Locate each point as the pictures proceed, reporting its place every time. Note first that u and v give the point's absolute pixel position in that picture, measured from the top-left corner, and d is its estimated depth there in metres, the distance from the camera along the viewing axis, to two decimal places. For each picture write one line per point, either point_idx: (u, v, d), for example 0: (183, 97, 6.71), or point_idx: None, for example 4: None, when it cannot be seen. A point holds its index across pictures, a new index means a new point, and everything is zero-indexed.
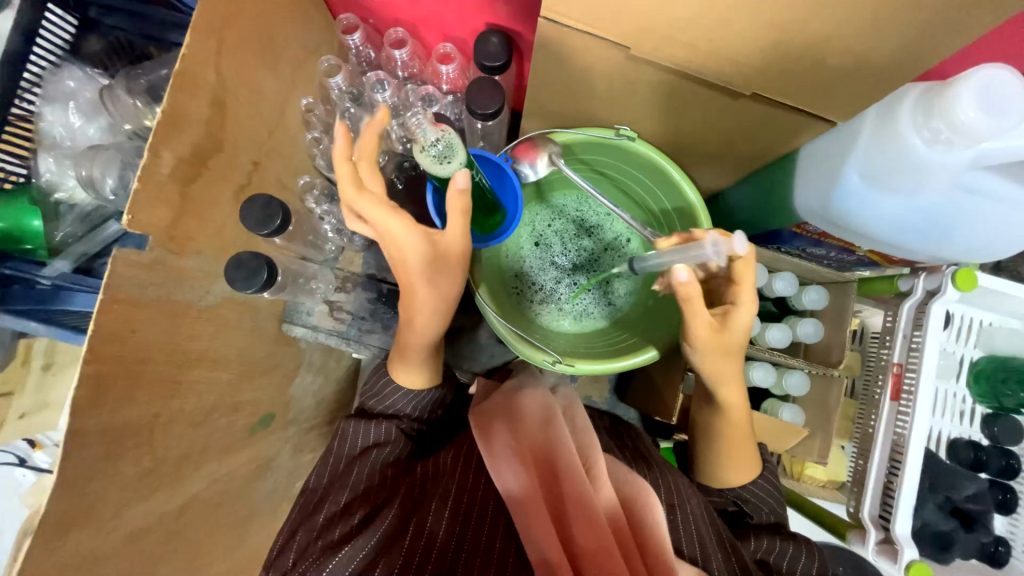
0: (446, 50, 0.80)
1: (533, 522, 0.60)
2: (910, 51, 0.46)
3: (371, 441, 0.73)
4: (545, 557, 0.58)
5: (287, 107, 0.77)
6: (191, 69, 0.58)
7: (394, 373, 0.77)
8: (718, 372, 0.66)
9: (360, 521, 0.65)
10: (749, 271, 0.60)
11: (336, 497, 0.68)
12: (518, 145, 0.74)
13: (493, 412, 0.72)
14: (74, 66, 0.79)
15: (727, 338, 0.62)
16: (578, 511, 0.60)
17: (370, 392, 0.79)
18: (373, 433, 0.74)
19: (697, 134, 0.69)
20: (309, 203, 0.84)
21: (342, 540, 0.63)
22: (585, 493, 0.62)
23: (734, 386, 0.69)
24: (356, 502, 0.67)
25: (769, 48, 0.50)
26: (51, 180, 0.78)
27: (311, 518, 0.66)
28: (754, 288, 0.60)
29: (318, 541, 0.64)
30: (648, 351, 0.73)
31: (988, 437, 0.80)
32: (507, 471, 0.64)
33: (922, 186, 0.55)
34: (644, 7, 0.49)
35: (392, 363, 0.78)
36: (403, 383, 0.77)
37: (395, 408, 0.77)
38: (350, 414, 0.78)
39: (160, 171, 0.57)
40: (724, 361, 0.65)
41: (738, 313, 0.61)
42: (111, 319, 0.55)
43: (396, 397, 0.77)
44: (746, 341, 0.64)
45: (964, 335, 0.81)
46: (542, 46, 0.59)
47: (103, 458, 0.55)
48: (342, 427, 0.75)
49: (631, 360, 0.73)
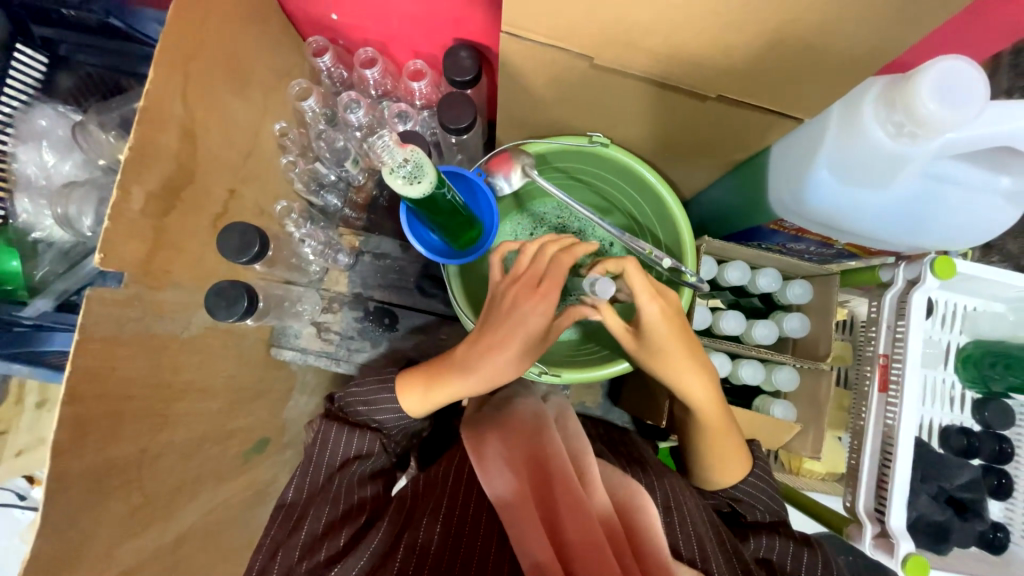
0: (416, 67, 0.81)
1: (523, 526, 0.60)
2: (868, 46, 0.46)
3: (351, 452, 0.70)
4: (537, 561, 0.57)
5: (260, 132, 0.77)
6: (157, 102, 0.58)
7: (398, 388, 0.71)
8: (675, 370, 0.66)
9: (346, 542, 0.64)
10: (636, 275, 0.62)
11: (320, 510, 0.66)
12: (492, 158, 0.74)
13: (484, 422, 0.72)
14: (47, 105, 0.80)
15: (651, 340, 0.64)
16: (571, 515, 0.60)
17: (359, 396, 0.72)
18: (356, 444, 0.71)
19: (671, 137, 0.69)
20: (289, 227, 0.84)
21: (330, 561, 0.63)
22: (578, 498, 0.61)
23: (699, 380, 0.67)
24: (343, 520, 0.66)
25: (727, 50, 0.50)
26: (28, 220, 0.78)
27: (292, 536, 0.64)
28: (646, 289, 0.62)
29: (303, 563, 0.62)
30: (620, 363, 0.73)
31: (980, 423, 0.80)
32: (498, 479, 0.64)
33: (892, 177, 0.56)
34: (603, 17, 0.49)
35: (400, 378, 0.72)
36: (403, 404, 0.71)
37: (378, 420, 0.73)
38: (328, 414, 0.72)
39: (131, 207, 0.57)
40: (681, 365, 0.65)
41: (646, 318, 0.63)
42: (90, 359, 0.54)
43: (385, 415, 0.72)
44: (683, 334, 0.64)
45: (949, 323, 0.81)
46: (506, 60, 0.59)
47: (89, 499, 0.55)
48: (324, 432, 0.70)
49: (613, 368, 0.74)
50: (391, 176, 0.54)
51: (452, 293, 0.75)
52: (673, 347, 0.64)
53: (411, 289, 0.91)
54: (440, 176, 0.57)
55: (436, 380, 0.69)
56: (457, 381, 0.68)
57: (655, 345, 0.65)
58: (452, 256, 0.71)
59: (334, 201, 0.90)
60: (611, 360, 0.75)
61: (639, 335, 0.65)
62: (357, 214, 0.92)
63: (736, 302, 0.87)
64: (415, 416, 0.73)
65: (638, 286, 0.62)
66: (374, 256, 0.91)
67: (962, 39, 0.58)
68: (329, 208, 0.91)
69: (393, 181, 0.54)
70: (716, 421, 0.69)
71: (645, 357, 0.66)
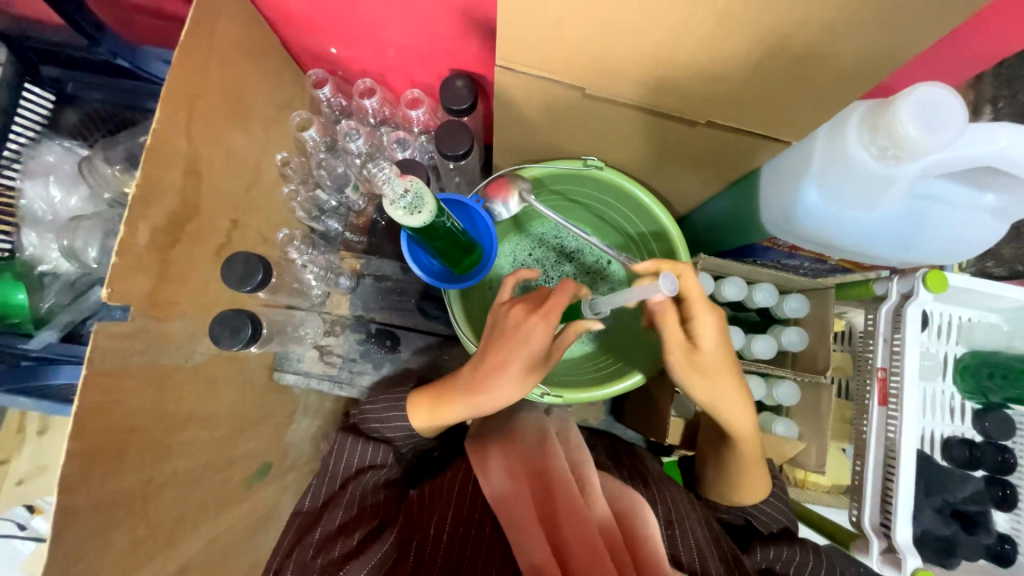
0: (414, 95, 0.82)
1: (518, 527, 0.61)
2: (847, 75, 0.49)
3: (364, 462, 0.72)
4: (533, 563, 0.58)
5: (263, 162, 0.79)
6: (163, 140, 0.60)
7: (410, 408, 0.72)
8: (710, 399, 0.67)
9: (360, 540, 0.65)
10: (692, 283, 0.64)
11: (332, 514, 0.67)
12: (490, 183, 0.75)
13: (489, 434, 0.73)
14: (54, 141, 0.82)
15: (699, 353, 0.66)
16: (570, 519, 0.60)
17: (374, 414, 0.73)
18: (370, 455, 0.72)
19: (659, 161, 0.71)
20: (291, 254, 0.85)
21: (343, 559, 0.63)
22: (576, 505, 0.62)
23: (739, 413, 0.68)
24: (356, 522, 0.67)
25: (715, 79, 0.52)
26: (34, 254, 0.80)
27: (308, 536, 0.66)
28: (704, 297, 0.64)
29: (317, 559, 0.64)
30: (632, 377, 0.75)
31: (982, 433, 0.80)
32: (500, 484, 0.65)
33: (880, 197, 0.58)
34: (593, 49, 0.51)
35: (416, 394, 0.72)
36: (415, 421, 0.71)
37: (388, 437, 0.73)
38: (345, 428, 0.75)
39: (137, 242, 0.58)
40: (717, 385, 0.67)
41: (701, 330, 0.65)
42: (96, 393, 0.55)
43: (397, 433, 0.73)
44: (727, 356, 0.66)
45: (945, 334, 0.82)
46: (501, 90, 0.61)
47: (95, 531, 0.55)
48: (339, 444, 0.72)
49: (624, 383, 0.75)
50: (393, 206, 0.55)
51: (453, 316, 0.76)
52: (715, 362, 0.66)
53: (412, 311, 0.92)
54: (439, 203, 0.58)
55: (444, 402, 0.69)
56: (462, 408, 0.68)
57: (704, 357, 0.66)
58: (452, 280, 0.73)
59: (335, 224, 0.92)
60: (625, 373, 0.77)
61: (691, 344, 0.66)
62: (358, 237, 0.93)
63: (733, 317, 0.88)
64: (423, 433, 0.73)
65: (692, 295, 0.64)
66: (375, 278, 0.92)
67: (947, 60, 0.59)
68: (329, 232, 0.93)
69: (395, 212, 0.55)
70: (744, 436, 0.69)
71: (692, 369, 0.67)
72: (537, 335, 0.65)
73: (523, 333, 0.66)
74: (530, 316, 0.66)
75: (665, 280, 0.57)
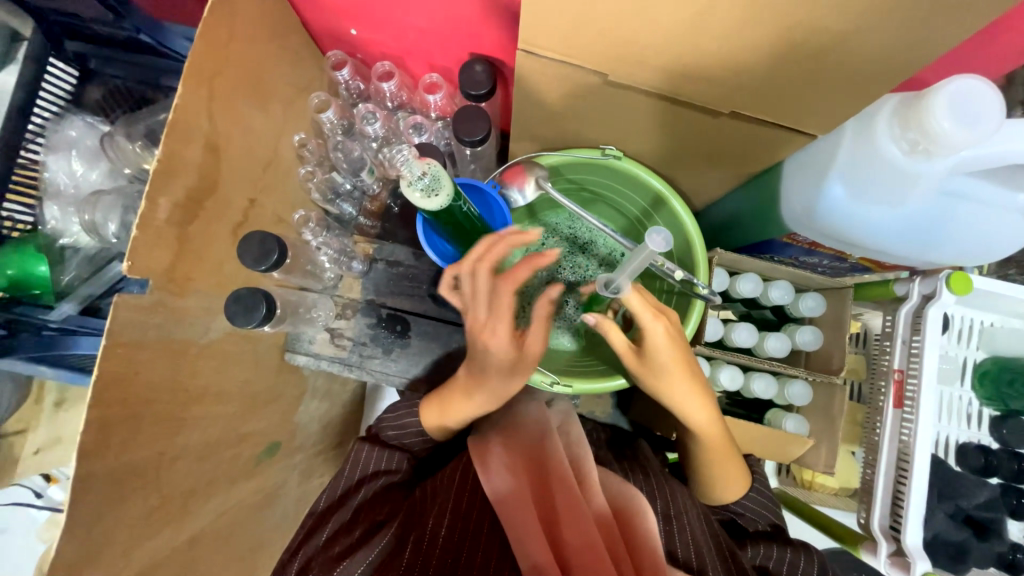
0: (432, 79, 0.82)
1: (519, 524, 0.61)
2: (879, 67, 0.47)
3: (378, 466, 0.75)
4: (535, 563, 0.58)
5: (281, 143, 0.79)
6: (184, 117, 0.60)
7: (421, 413, 0.77)
8: (670, 396, 0.66)
9: (360, 536, 0.66)
10: (635, 296, 0.62)
11: (339, 514, 0.70)
12: (506, 170, 0.75)
13: (488, 427, 0.73)
14: (76, 116, 0.83)
15: (647, 361, 0.64)
16: (570, 518, 0.61)
17: (391, 422, 0.79)
18: (385, 460, 0.75)
19: (679, 152, 0.70)
20: (305, 236, 0.84)
21: (342, 555, 0.65)
22: (575, 502, 0.62)
23: (701, 409, 0.66)
24: (358, 518, 0.69)
25: (741, 69, 0.51)
26: (56, 227, 0.81)
27: (316, 534, 0.68)
28: (646, 309, 0.61)
29: (320, 555, 0.65)
30: (615, 380, 0.74)
31: (998, 441, 0.79)
32: (499, 481, 0.65)
33: (908, 194, 0.56)
34: (618, 34, 0.50)
35: (424, 402, 0.77)
36: (426, 422, 0.76)
37: (404, 445, 0.78)
38: (363, 437, 0.79)
39: (157, 218, 0.59)
40: (690, 384, 0.65)
41: (648, 340, 0.63)
42: (114, 364, 0.56)
43: (414, 439, 0.78)
44: (681, 359, 0.64)
45: (966, 338, 0.80)
46: (522, 75, 0.60)
47: (109, 499, 0.56)
48: (356, 450, 0.76)
49: (604, 384, 0.74)
50: (409, 185, 0.55)
51: None
52: (670, 367, 0.63)
53: (423, 296, 0.91)
54: (456, 188, 0.58)
55: (446, 407, 0.73)
56: (466, 403, 0.71)
57: (653, 364, 0.64)
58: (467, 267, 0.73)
59: (349, 209, 0.92)
60: (608, 376, 0.76)
61: (641, 352, 0.64)
62: (371, 222, 0.93)
63: (748, 314, 0.87)
64: (437, 433, 0.78)
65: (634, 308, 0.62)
66: (388, 263, 0.92)
67: (984, 53, 0.57)
68: (344, 216, 0.93)
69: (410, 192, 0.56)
70: (705, 429, 0.68)
71: (646, 375, 0.66)
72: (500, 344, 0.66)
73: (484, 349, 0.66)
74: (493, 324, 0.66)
75: (655, 237, 0.54)
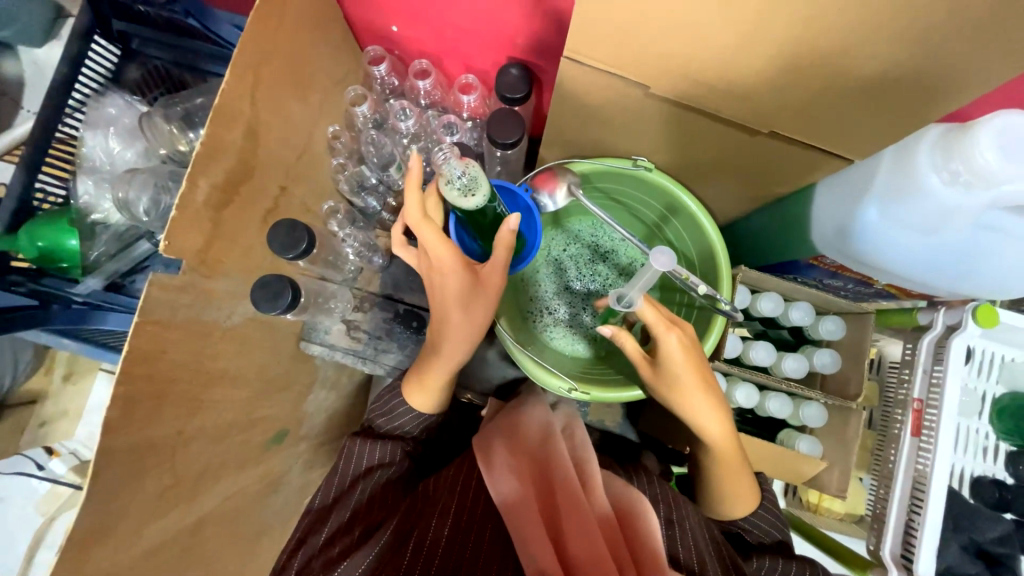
0: (468, 80, 0.83)
1: (524, 528, 0.60)
2: (924, 98, 0.48)
3: (375, 460, 0.75)
4: (539, 567, 0.57)
5: (315, 133, 0.80)
6: (229, 102, 0.61)
7: (409, 397, 0.77)
8: (685, 406, 0.65)
9: (360, 535, 0.67)
10: (647, 309, 0.62)
11: (337, 514, 0.70)
12: (537, 175, 0.75)
13: (491, 429, 0.73)
14: (116, 94, 0.84)
15: (661, 371, 0.64)
16: (573, 522, 0.60)
17: (379, 410, 0.80)
18: (380, 453, 0.75)
19: (711, 168, 0.71)
20: (332, 226, 0.86)
21: (342, 555, 0.65)
22: (578, 503, 0.62)
23: (717, 418, 0.66)
24: (357, 519, 0.69)
25: (784, 91, 0.52)
26: (88, 202, 0.82)
27: (315, 534, 0.69)
28: (659, 320, 0.61)
29: (319, 557, 0.66)
30: (631, 390, 0.74)
31: (1013, 476, 0.79)
32: (502, 484, 0.64)
33: (942, 224, 0.56)
34: (666, 49, 0.51)
35: (405, 385, 0.78)
36: (414, 406, 0.77)
37: (398, 428, 0.79)
38: (356, 433, 0.79)
39: (195, 199, 0.60)
40: (706, 395, 0.64)
41: (662, 352, 0.62)
42: (143, 341, 0.57)
43: (405, 419, 0.78)
44: (696, 371, 0.63)
45: (986, 371, 0.80)
46: (564, 82, 0.61)
47: (127, 474, 0.57)
48: (348, 446, 0.76)
49: (621, 394, 0.74)
50: (448, 183, 0.56)
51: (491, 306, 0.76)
52: (685, 378, 0.63)
53: None
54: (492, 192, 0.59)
55: (425, 379, 0.74)
56: (433, 361, 0.72)
57: (668, 375, 0.63)
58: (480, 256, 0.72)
59: (373, 203, 0.92)
60: (624, 385, 0.75)
61: (654, 362, 0.64)
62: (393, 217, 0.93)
63: (764, 333, 0.87)
64: (432, 410, 0.79)
65: (647, 320, 0.61)
66: None
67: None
68: (368, 210, 0.93)
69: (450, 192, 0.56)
70: (722, 441, 0.67)
71: (660, 385, 0.65)
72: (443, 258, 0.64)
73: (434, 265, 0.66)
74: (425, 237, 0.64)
75: (658, 257, 0.57)
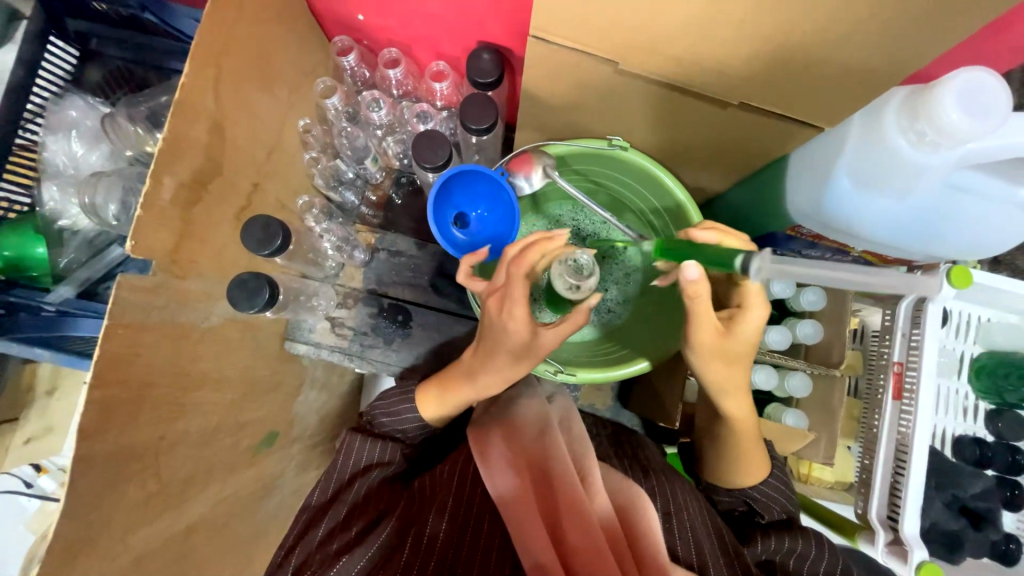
0: (439, 68, 0.81)
1: (523, 523, 0.61)
2: (889, 59, 0.48)
3: (374, 458, 0.73)
4: (538, 561, 0.58)
5: (285, 128, 0.78)
6: (190, 96, 0.59)
7: (421, 405, 0.74)
8: (723, 382, 0.69)
9: (359, 532, 0.66)
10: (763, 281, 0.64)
11: (335, 510, 0.69)
12: (512, 158, 0.74)
13: (489, 421, 0.72)
14: (77, 96, 0.82)
15: (730, 343, 0.65)
16: (571, 516, 0.61)
17: (384, 408, 0.77)
18: (379, 453, 0.74)
19: (686, 146, 0.71)
20: (309, 222, 0.84)
21: (340, 552, 0.64)
22: (576, 497, 0.62)
23: (740, 396, 0.70)
24: (355, 514, 0.68)
25: (753, 60, 0.52)
26: (55, 208, 0.80)
27: (312, 531, 0.67)
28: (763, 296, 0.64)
29: (317, 554, 0.65)
30: (638, 363, 0.75)
31: (993, 433, 0.81)
32: (501, 481, 0.65)
33: (913, 186, 0.57)
34: (630, 21, 0.50)
35: (422, 383, 0.76)
36: (426, 413, 0.74)
37: (402, 433, 0.76)
38: (355, 428, 0.77)
39: (161, 197, 0.58)
40: (729, 370, 0.67)
41: (744, 321, 0.65)
42: (116, 345, 0.55)
43: (409, 422, 0.76)
44: (748, 352, 0.67)
45: (964, 332, 0.81)
46: (533, 63, 0.60)
47: (108, 482, 0.55)
48: (348, 442, 0.74)
49: (618, 372, 0.74)
50: (555, 262, 0.66)
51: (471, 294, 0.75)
52: (741, 356, 0.67)
53: (425, 287, 0.88)
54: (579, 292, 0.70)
55: (450, 385, 0.72)
56: (467, 387, 0.70)
57: (732, 351, 0.66)
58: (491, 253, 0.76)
59: (351, 197, 0.92)
60: (629, 360, 0.76)
61: (730, 332, 0.65)
62: (373, 212, 0.93)
63: None
64: (433, 421, 0.76)
65: (754, 292, 0.64)
66: (390, 253, 0.89)
67: (1005, 42, 0.55)
68: (347, 204, 0.93)
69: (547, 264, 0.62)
70: (743, 419, 0.71)
71: (712, 354, 0.66)
72: (512, 321, 0.64)
73: (496, 316, 0.65)
74: (510, 290, 0.63)
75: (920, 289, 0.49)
